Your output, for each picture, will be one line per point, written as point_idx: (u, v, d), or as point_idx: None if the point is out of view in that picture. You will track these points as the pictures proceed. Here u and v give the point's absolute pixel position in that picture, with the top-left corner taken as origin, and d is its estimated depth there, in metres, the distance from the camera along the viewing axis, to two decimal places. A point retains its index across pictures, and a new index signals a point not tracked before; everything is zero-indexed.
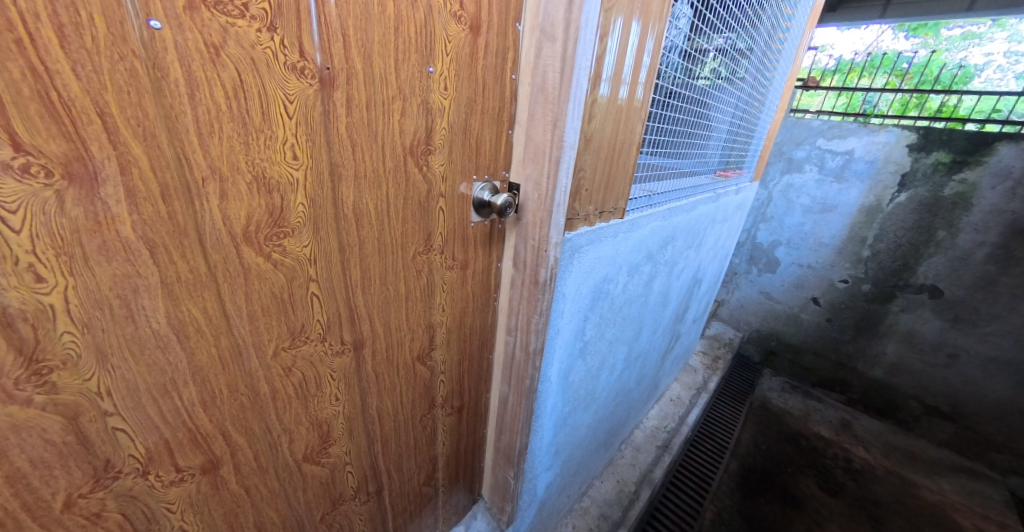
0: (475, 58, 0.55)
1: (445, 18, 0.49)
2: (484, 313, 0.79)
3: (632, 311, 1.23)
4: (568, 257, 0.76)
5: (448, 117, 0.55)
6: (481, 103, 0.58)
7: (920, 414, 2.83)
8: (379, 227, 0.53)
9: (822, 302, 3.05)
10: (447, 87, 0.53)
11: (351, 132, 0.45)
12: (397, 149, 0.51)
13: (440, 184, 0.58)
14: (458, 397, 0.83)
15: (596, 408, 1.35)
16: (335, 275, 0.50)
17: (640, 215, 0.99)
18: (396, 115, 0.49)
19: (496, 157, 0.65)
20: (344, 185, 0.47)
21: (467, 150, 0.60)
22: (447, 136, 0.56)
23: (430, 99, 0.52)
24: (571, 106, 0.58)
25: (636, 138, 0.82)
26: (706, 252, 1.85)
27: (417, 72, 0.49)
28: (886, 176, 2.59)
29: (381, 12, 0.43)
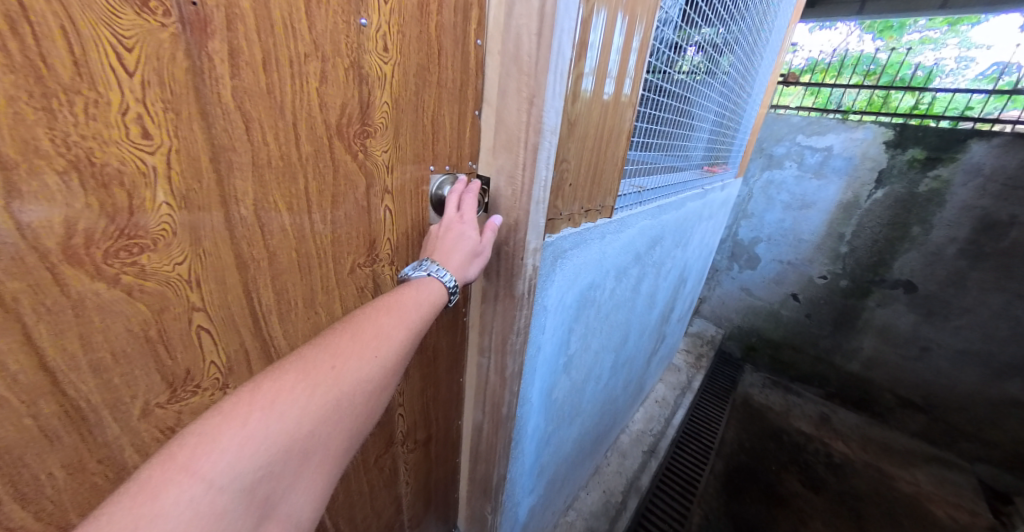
0: (427, 10, 0.42)
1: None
2: (452, 333, 0.67)
3: (619, 317, 1.13)
4: (551, 263, 0.65)
5: (395, 91, 0.43)
6: (438, 74, 0.46)
7: (894, 406, 2.89)
8: (299, 232, 0.40)
9: (801, 298, 3.05)
10: (388, 44, 0.40)
11: (250, 103, 0.33)
12: (319, 127, 0.38)
13: (384, 176, 0.45)
14: (422, 429, 0.72)
15: (581, 421, 1.25)
16: (238, 296, 0.38)
17: (629, 213, 0.89)
18: (313, 80, 0.36)
19: (459, 144, 0.53)
20: (243, 178, 0.34)
21: (420, 135, 0.47)
22: (396, 116, 0.44)
23: (363, 59, 0.38)
24: (551, 79, 0.46)
25: (626, 126, 0.70)
26: (693, 250, 1.78)
27: (342, 20, 0.36)
28: (864, 172, 2.58)
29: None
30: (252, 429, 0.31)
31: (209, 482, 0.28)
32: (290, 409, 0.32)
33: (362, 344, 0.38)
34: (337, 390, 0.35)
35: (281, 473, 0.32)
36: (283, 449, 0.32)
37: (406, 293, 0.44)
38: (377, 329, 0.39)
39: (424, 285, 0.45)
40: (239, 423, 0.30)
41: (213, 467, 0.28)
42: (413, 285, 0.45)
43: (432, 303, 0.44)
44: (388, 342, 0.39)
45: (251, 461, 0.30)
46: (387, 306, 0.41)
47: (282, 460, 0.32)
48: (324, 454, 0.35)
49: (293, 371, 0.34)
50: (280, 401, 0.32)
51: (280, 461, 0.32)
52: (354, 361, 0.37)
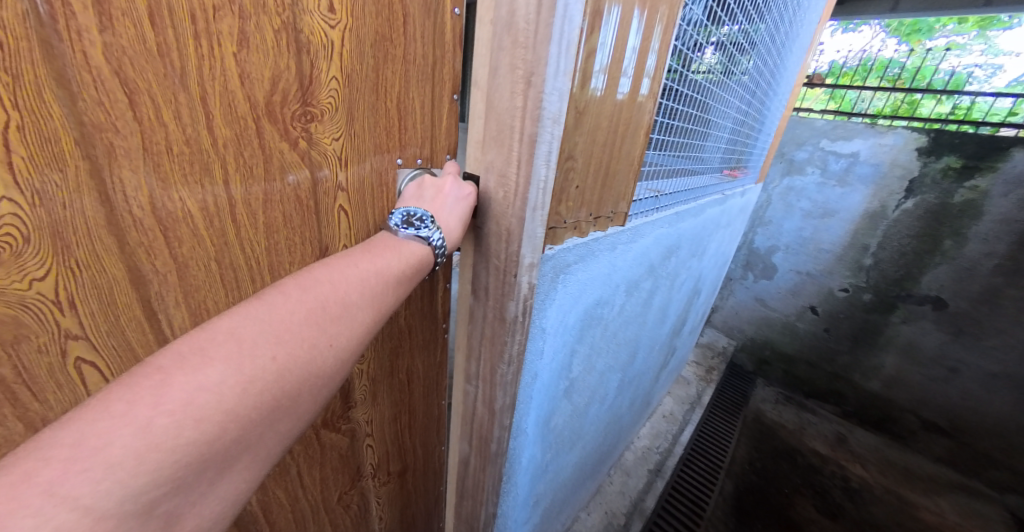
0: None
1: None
2: (428, 353, 0.62)
3: (628, 334, 1.04)
4: (553, 278, 0.55)
5: (345, 59, 0.38)
6: (403, 39, 0.42)
7: (918, 428, 2.73)
8: (221, 238, 0.37)
9: (820, 311, 2.88)
10: (333, 2, 0.36)
11: (139, 71, 0.29)
12: (239, 102, 0.34)
13: (337, 170, 0.43)
14: (396, 460, 0.66)
15: (583, 444, 1.15)
16: (138, 318, 0.35)
17: (644, 221, 0.79)
18: (228, 42, 0.32)
19: (432, 133, 0.50)
20: (133, 171, 0.31)
21: (381, 119, 0.44)
22: (349, 84, 0.40)
23: (300, 19, 0.35)
24: (555, 52, 0.36)
25: (645, 119, 0.60)
26: (708, 260, 1.66)
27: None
28: (892, 180, 2.43)
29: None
30: (153, 439, 0.24)
31: (85, 507, 0.22)
32: (210, 414, 0.25)
33: (319, 327, 0.32)
34: (277, 386, 0.29)
35: (190, 487, 0.25)
36: (200, 459, 0.25)
37: (375, 265, 0.38)
38: (339, 306, 0.34)
39: (407, 248, 0.41)
40: (134, 430, 0.23)
41: (90, 489, 0.22)
42: (393, 248, 0.40)
43: (408, 278, 0.40)
44: (348, 323, 0.34)
45: (147, 478, 0.23)
46: (350, 281, 0.35)
47: (194, 471, 0.25)
48: (256, 453, 0.29)
49: (224, 358, 0.27)
50: (198, 404, 0.25)
51: (192, 471, 0.25)
52: (304, 349, 0.31)
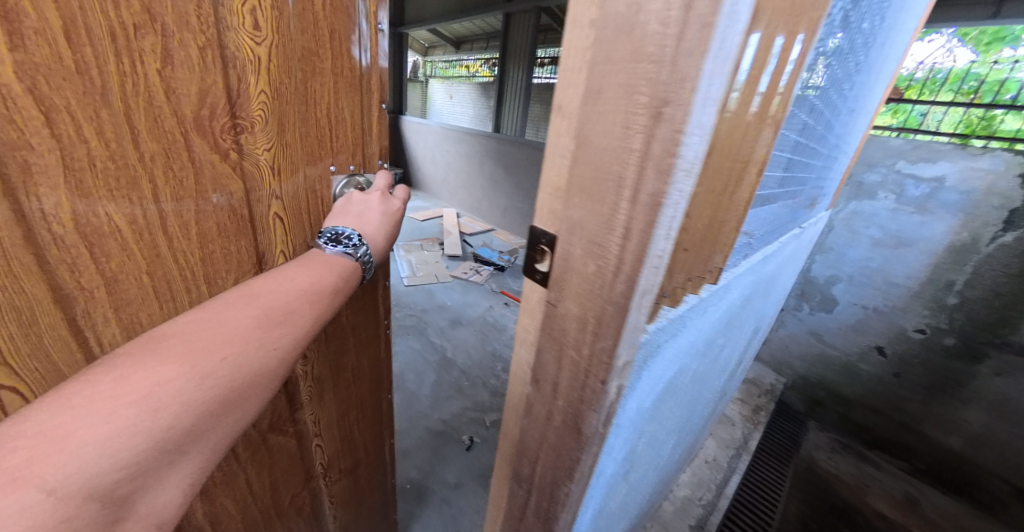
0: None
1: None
2: (365, 350, 0.76)
3: (693, 393, 0.88)
4: (643, 365, 0.42)
5: (272, 76, 0.46)
6: (331, 59, 0.51)
7: (1008, 497, 2.35)
8: (151, 250, 0.41)
9: (888, 353, 2.56)
10: (258, 22, 0.43)
11: (61, 94, 0.32)
12: (166, 117, 0.38)
13: (269, 178, 0.50)
14: (340, 443, 0.80)
15: (631, 514, 0.99)
16: (62, 332, 0.37)
17: (735, 274, 0.64)
18: (152, 61, 0.36)
19: (357, 141, 0.59)
20: (52, 189, 0.33)
21: (316, 126, 0.52)
22: (277, 94, 0.47)
23: (224, 36, 0.41)
24: (711, 73, 0.23)
25: (766, 152, 0.45)
26: (776, 297, 1.46)
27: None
28: (986, 209, 2.11)
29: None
30: (119, 424, 0.29)
31: (51, 488, 0.26)
32: (168, 405, 0.31)
33: (255, 317, 0.40)
34: (226, 382, 0.35)
35: (149, 472, 0.31)
36: (158, 445, 0.31)
37: (313, 279, 0.48)
38: (282, 307, 0.43)
39: (339, 260, 0.53)
40: (102, 417, 0.28)
41: (65, 471, 0.26)
42: (327, 263, 0.52)
43: (336, 285, 0.50)
44: (296, 322, 0.43)
45: (113, 463, 0.28)
46: (291, 290, 0.45)
47: (152, 457, 0.30)
48: (205, 446, 0.35)
49: (177, 359, 0.33)
50: (158, 396, 0.31)
51: (150, 458, 0.30)
52: (248, 352, 0.38)
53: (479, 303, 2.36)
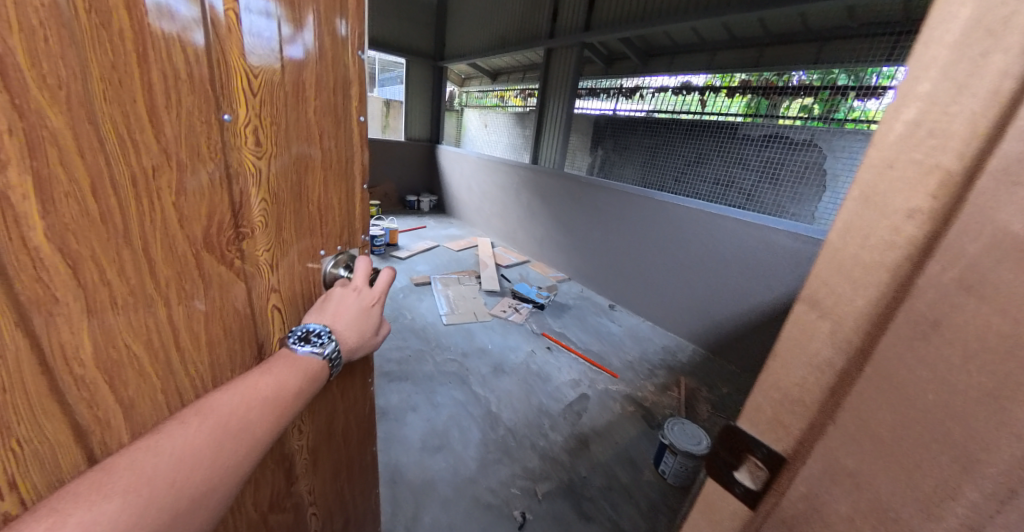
0: (306, 97, 0.53)
1: (246, 39, 0.44)
2: (351, 413, 0.81)
3: None
4: None
5: (271, 181, 0.51)
6: (319, 155, 0.58)
7: None
8: (164, 369, 0.43)
9: None
10: (259, 140, 0.48)
11: (85, 244, 0.34)
12: (179, 242, 0.42)
13: (266, 273, 0.54)
14: (331, 508, 0.83)
15: None
16: (78, 464, 0.37)
17: None
18: (169, 192, 0.40)
19: (336, 229, 0.66)
20: (73, 329, 0.35)
21: (300, 217, 0.57)
22: (276, 196, 0.53)
23: (233, 155, 0.46)
24: None
25: None
26: None
27: (203, 121, 0.42)
28: None
29: (168, 45, 0.37)
30: None
31: None
32: None
33: (209, 432, 0.39)
34: (168, 510, 0.35)
35: None
36: None
37: (275, 382, 0.46)
38: (238, 417, 0.42)
39: (307, 358, 0.51)
40: None
41: None
42: (292, 360, 0.50)
43: (303, 381, 0.50)
44: (250, 431, 0.42)
45: None
46: (248, 395, 0.43)
47: None
48: None
49: (118, 492, 0.33)
50: None
51: None
52: (194, 473, 0.37)
53: (521, 347, 2.25)
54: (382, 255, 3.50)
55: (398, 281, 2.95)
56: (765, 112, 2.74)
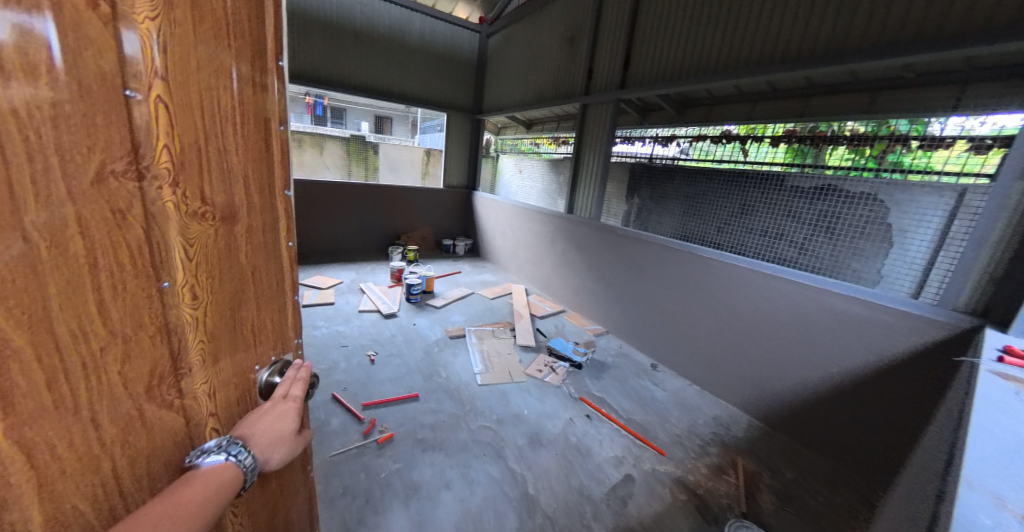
0: (236, 246, 0.57)
1: (184, 217, 0.48)
2: (287, 507, 0.82)
3: None
4: None
5: (208, 321, 0.54)
6: (253, 284, 0.61)
7: None
8: (108, 513, 0.46)
9: None
10: (197, 292, 0.52)
11: (41, 432, 0.39)
12: (123, 406, 0.45)
13: (207, 404, 0.56)
14: None
15: None
16: None
17: None
18: (113, 365, 0.44)
19: (273, 341, 0.68)
20: (24, 511, 0.38)
21: (237, 341, 0.60)
22: (212, 340, 0.55)
23: (173, 312, 0.49)
24: None
25: None
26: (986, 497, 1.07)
27: (145, 293, 0.46)
28: None
29: (115, 249, 0.42)
30: None
31: None
32: None
33: None
34: None
35: None
36: None
37: (179, 503, 0.47)
38: None
39: (220, 472, 0.51)
40: None
41: None
42: (201, 481, 0.50)
43: (215, 494, 0.50)
44: None
45: None
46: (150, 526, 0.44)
47: None
48: None
49: None
50: None
51: None
52: None
53: (559, 414, 2.13)
54: (419, 304, 3.53)
55: (433, 334, 2.94)
56: (812, 163, 2.54)
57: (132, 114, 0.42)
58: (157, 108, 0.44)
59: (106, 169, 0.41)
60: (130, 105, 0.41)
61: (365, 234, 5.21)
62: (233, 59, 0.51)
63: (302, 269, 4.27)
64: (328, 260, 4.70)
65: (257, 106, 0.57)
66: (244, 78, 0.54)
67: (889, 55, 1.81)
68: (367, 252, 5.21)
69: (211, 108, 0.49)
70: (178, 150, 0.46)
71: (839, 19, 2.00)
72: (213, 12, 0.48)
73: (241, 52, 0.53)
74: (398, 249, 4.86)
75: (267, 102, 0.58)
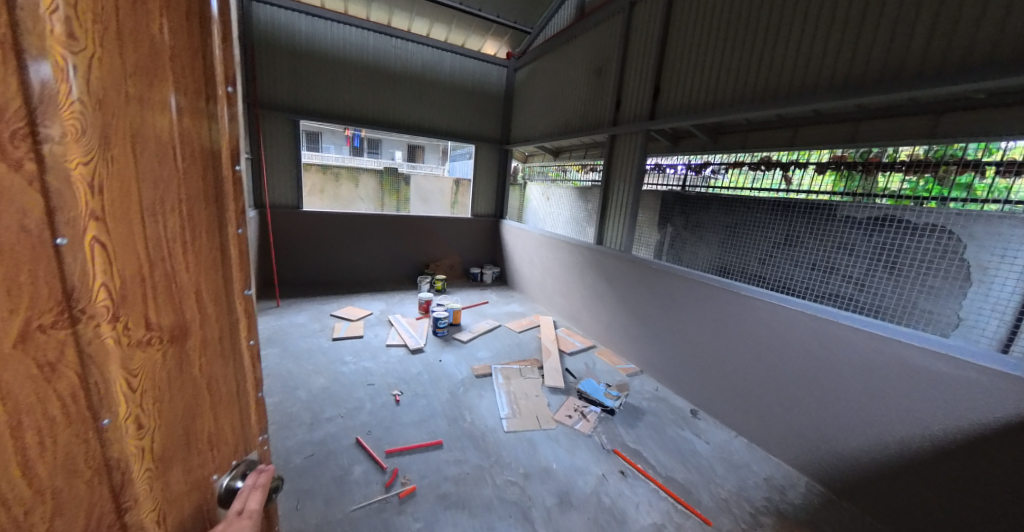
0: (188, 362, 0.52)
1: (125, 350, 0.44)
2: None
3: None
4: None
5: (155, 448, 0.49)
6: (209, 394, 0.56)
7: None
8: None
9: None
10: (143, 422, 0.47)
11: None
12: None
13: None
14: None
15: None
16: None
17: None
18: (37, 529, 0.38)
19: (233, 445, 0.62)
20: None
21: (190, 458, 0.54)
22: (160, 464, 0.50)
23: (113, 450, 0.44)
24: None
25: None
26: None
27: (80, 441, 0.41)
28: None
29: (44, 408, 0.36)
30: None
31: None
32: None
33: None
34: None
35: None
36: None
37: None
38: None
39: None
40: None
41: None
42: None
43: None
44: None
45: None
46: None
47: None
48: None
49: None
50: None
51: None
52: None
53: (590, 469, 1.98)
54: (445, 338, 3.49)
55: (458, 372, 2.87)
56: (862, 191, 2.36)
57: (61, 257, 0.36)
58: (92, 245, 0.39)
59: (32, 324, 0.35)
60: (58, 251, 0.36)
61: (396, 263, 5.31)
62: (172, 91, 0.45)
63: (334, 300, 4.38)
64: (360, 290, 4.80)
65: (213, 208, 0.53)
66: (185, 117, 0.47)
67: (958, 82, 1.65)
68: (397, 281, 5.29)
69: (157, 227, 0.45)
70: (119, 281, 0.42)
71: (893, 42, 1.86)
72: (159, 125, 0.44)
73: (189, 129, 0.48)
74: (426, 279, 4.90)
75: (225, 201, 0.54)
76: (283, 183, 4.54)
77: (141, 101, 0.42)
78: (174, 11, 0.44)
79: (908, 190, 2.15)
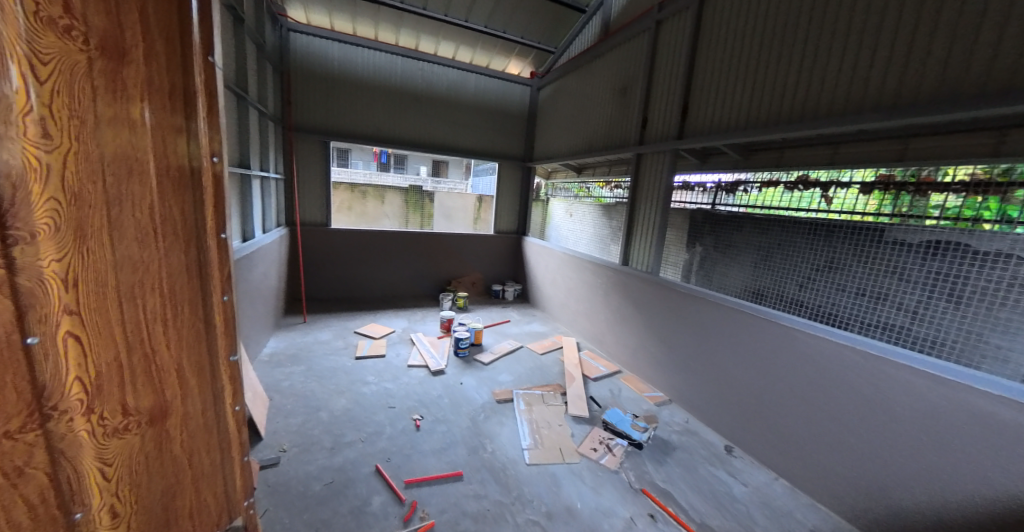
0: (169, 438, 0.69)
1: (98, 442, 0.61)
2: None
3: None
4: None
5: (130, 505, 0.65)
6: (186, 462, 0.72)
7: None
8: None
9: None
10: (113, 498, 0.63)
11: None
12: None
13: None
14: None
15: None
16: None
17: None
18: None
19: (212, 511, 0.79)
20: None
21: (164, 514, 0.71)
22: (137, 487, 0.66)
23: (88, 516, 0.60)
24: None
25: None
26: None
27: (58, 514, 0.57)
28: None
29: (24, 504, 0.53)
30: None
31: None
32: None
33: None
34: None
35: None
36: None
37: None
38: None
39: None
40: None
41: None
42: None
43: None
44: None
45: None
46: None
47: None
48: None
49: None
50: None
51: None
52: None
53: (617, 512, 1.87)
54: (466, 359, 3.45)
55: (479, 397, 2.81)
56: (910, 211, 2.09)
57: (32, 355, 0.53)
58: (66, 339, 0.56)
59: (13, 434, 0.52)
60: (30, 351, 0.52)
61: (419, 279, 5.35)
62: (147, 107, 0.58)
63: (359, 316, 4.44)
64: (383, 305, 4.86)
65: (199, 305, 0.69)
66: (159, 123, 0.60)
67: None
68: (419, 297, 5.33)
69: (132, 340, 0.61)
70: (94, 378, 0.59)
71: (950, 63, 1.74)
72: (137, 222, 0.59)
73: (166, 146, 0.61)
74: (448, 296, 4.90)
75: (206, 304, 0.70)
76: (314, 202, 4.68)
77: (120, 198, 0.58)
78: (155, 50, 0.58)
79: (964, 209, 1.90)
